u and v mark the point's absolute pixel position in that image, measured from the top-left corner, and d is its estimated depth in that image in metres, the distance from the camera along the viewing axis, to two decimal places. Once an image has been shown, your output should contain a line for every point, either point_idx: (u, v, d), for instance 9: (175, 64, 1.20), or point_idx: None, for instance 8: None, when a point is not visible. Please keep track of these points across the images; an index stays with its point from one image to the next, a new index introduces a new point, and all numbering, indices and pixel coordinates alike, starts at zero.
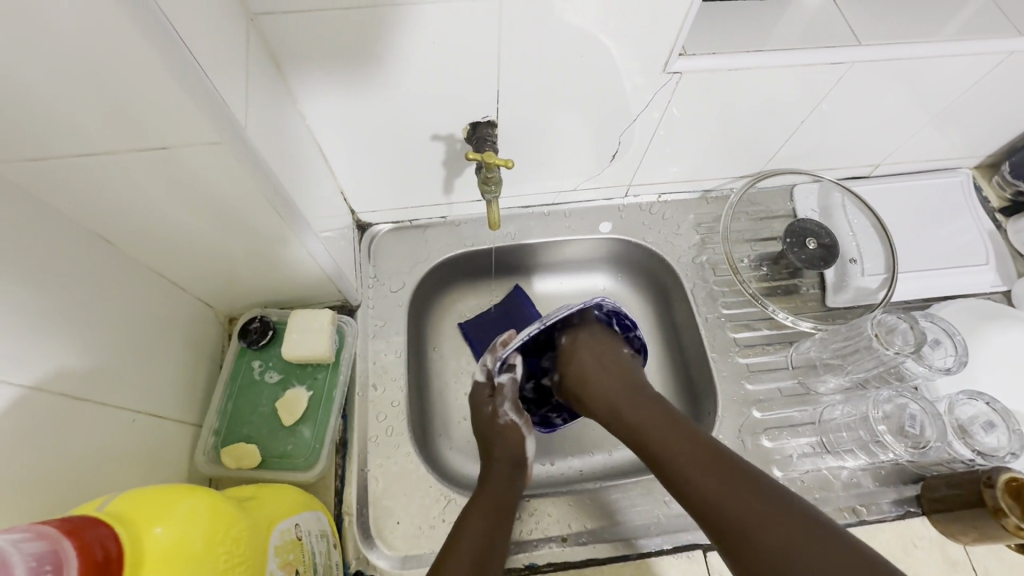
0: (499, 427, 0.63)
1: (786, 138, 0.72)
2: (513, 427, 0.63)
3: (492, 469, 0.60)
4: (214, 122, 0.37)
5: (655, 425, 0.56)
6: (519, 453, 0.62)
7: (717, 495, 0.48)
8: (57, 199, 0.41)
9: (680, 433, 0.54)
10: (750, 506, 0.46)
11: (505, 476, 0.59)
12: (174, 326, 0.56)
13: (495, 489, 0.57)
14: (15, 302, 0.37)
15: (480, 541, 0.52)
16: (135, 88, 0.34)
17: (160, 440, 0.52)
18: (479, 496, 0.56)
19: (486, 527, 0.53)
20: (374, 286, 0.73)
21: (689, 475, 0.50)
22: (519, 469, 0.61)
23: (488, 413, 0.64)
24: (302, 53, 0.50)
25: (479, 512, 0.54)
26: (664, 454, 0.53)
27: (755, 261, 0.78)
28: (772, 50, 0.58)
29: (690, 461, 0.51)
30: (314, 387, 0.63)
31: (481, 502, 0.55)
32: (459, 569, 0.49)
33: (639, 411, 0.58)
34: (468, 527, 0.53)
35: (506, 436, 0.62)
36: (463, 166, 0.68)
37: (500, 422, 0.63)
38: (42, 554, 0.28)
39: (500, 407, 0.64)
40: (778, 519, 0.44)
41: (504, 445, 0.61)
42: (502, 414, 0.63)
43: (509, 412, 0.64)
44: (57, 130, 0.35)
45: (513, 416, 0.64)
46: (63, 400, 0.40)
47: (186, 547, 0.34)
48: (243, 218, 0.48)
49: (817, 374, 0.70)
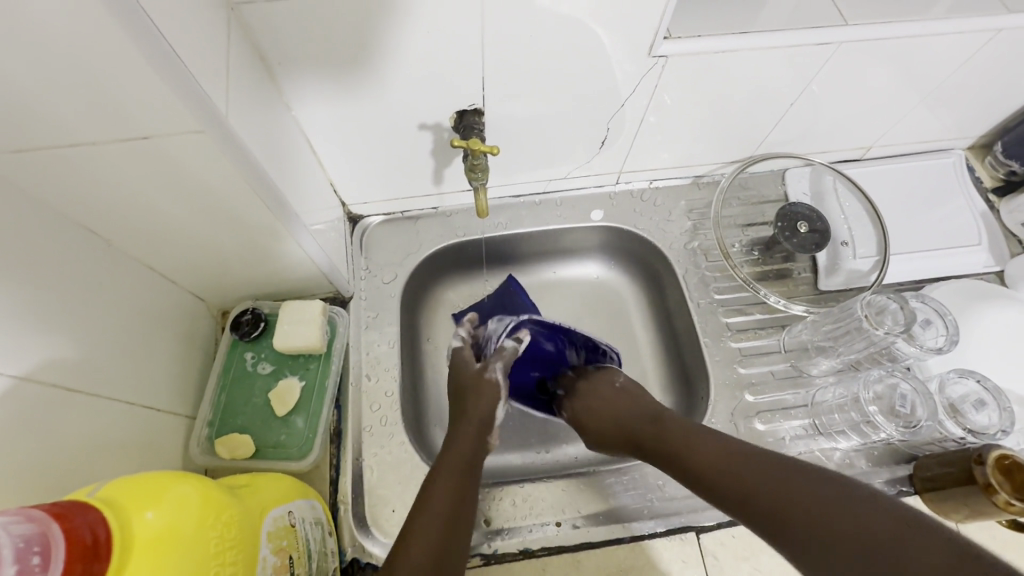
0: (479, 380, 0.61)
1: (777, 121, 0.72)
2: (497, 384, 0.61)
3: (460, 429, 0.58)
4: (194, 111, 0.37)
5: (678, 434, 0.55)
6: (490, 412, 0.60)
7: (743, 479, 0.47)
8: (38, 188, 0.41)
9: (698, 432, 0.54)
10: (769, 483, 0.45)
11: (471, 438, 0.57)
12: (165, 320, 0.56)
13: (463, 450, 0.56)
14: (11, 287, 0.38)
15: (451, 503, 0.50)
16: (112, 79, 0.34)
17: (153, 432, 0.52)
18: (445, 459, 0.54)
19: (457, 485, 0.52)
20: (367, 278, 0.73)
21: (710, 472, 0.50)
22: (488, 430, 0.60)
23: (473, 371, 0.63)
24: (289, 48, 0.51)
25: (446, 474, 0.52)
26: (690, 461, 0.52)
27: (747, 246, 0.78)
28: (759, 31, 0.58)
29: (714, 456, 0.50)
30: (307, 377, 0.63)
31: (448, 466, 0.53)
32: (427, 527, 0.47)
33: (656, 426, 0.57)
34: (438, 485, 0.51)
35: (478, 393, 0.61)
36: (452, 156, 0.68)
37: (485, 376, 0.62)
38: (30, 537, 0.28)
39: (490, 363, 0.63)
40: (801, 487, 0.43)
41: (480, 403, 0.59)
42: (489, 369, 0.62)
43: (498, 369, 0.63)
44: (33, 120, 0.35)
45: (501, 374, 0.62)
46: (53, 391, 0.41)
47: (176, 531, 0.34)
48: (229, 209, 0.48)
49: (809, 356, 0.70)
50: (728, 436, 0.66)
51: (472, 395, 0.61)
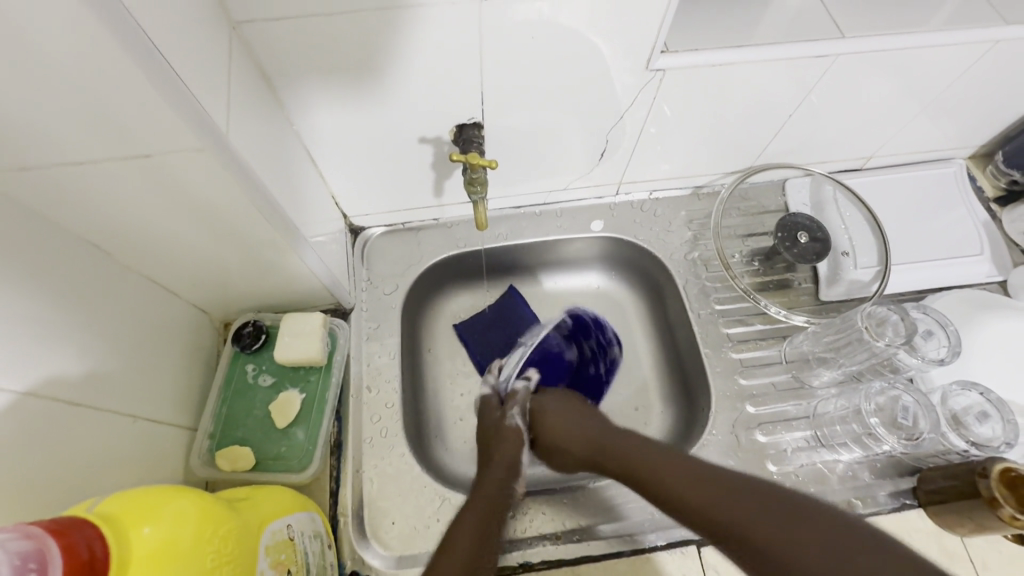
0: (502, 428, 0.63)
1: (776, 131, 0.72)
2: (516, 431, 0.63)
3: (490, 469, 0.60)
4: (195, 129, 0.38)
5: (636, 457, 0.53)
6: (517, 458, 0.61)
7: (701, 505, 0.45)
8: (43, 205, 0.42)
9: (657, 449, 0.53)
10: (731, 493, 0.44)
11: (498, 478, 0.59)
12: (167, 332, 0.57)
13: (488, 490, 0.57)
14: (22, 308, 0.39)
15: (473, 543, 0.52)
16: (115, 99, 0.34)
17: (155, 445, 0.52)
18: (473, 497, 0.56)
19: (479, 527, 0.53)
20: (368, 289, 0.74)
21: (667, 489, 0.48)
22: (517, 474, 0.60)
23: (495, 419, 0.65)
24: (291, 64, 0.51)
25: (472, 513, 0.54)
26: (650, 482, 0.50)
27: (747, 256, 0.78)
28: (757, 44, 0.59)
29: (671, 478, 0.49)
30: (308, 389, 0.63)
31: (474, 504, 0.55)
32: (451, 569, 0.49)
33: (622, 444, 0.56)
34: (461, 526, 0.53)
35: (505, 438, 0.62)
36: (452, 168, 0.69)
37: (506, 424, 0.63)
38: (27, 553, 0.28)
39: (509, 411, 0.64)
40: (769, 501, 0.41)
41: (505, 446, 0.61)
42: (510, 416, 0.64)
43: (516, 416, 0.64)
44: (40, 139, 0.36)
45: (519, 421, 0.64)
46: (57, 405, 0.41)
47: (173, 547, 0.34)
48: (230, 224, 0.49)
49: (810, 367, 0.70)
50: (729, 448, 0.65)
51: (498, 440, 0.62)
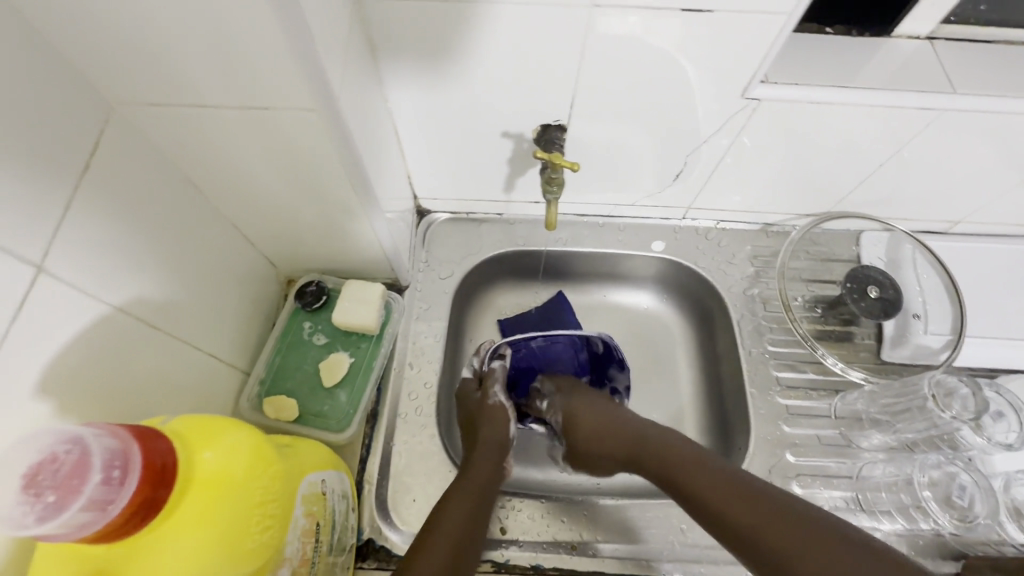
0: (486, 407, 0.62)
1: (861, 180, 0.70)
2: (501, 407, 0.63)
3: (479, 453, 0.59)
4: (314, 93, 0.40)
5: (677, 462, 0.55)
6: (503, 436, 0.61)
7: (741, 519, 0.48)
8: (159, 138, 0.45)
9: (718, 475, 0.52)
10: (760, 516, 0.47)
11: (492, 464, 0.58)
12: (238, 278, 0.60)
13: (479, 475, 0.56)
14: (125, 230, 0.42)
15: (466, 524, 0.51)
16: (252, 58, 0.37)
17: (210, 379, 0.55)
18: (465, 478, 0.56)
19: (468, 510, 0.52)
20: (424, 271, 0.75)
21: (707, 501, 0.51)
22: (503, 455, 0.60)
23: (476, 399, 0.64)
24: (400, 45, 0.54)
25: (464, 497, 0.53)
26: (689, 486, 0.53)
27: (810, 302, 0.75)
28: (859, 87, 0.57)
29: (713, 489, 0.51)
30: (356, 355, 0.65)
31: (467, 488, 0.55)
32: (441, 546, 0.48)
33: (659, 449, 0.58)
34: (452, 507, 0.52)
35: (492, 418, 0.62)
36: (527, 166, 0.70)
37: (489, 403, 0.63)
38: (113, 451, 0.31)
39: (490, 390, 0.64)
40: (821, 547, 0.43)
41: (492, 426, 0.61)
42: (492, 395, 0.63)
43: (498, 394, 0.64)
44: (174, 81, 0.39)
45: (502, 398, 0.63)
46: (140, 325, 0.44)
47: (228, 473, 0.36)
48: (317, 184, 0.51)
49: (861, 428, 0.67)
50: None
51: (486, 421, 0.62)
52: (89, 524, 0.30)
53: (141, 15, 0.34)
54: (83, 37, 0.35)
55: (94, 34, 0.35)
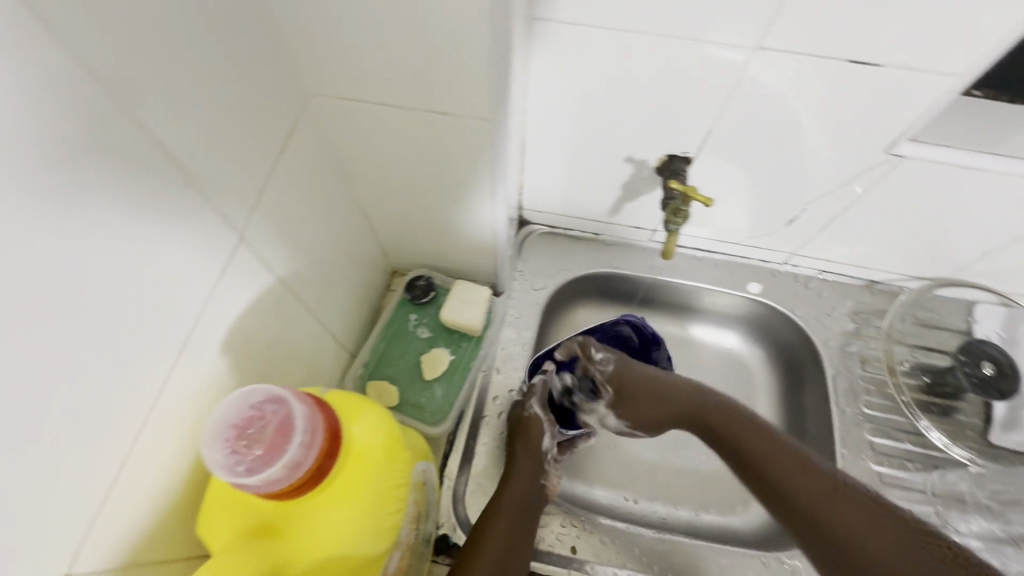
0: (523, 419, 0.62)
1: (991, 251, 0.67)
2: (537, 420, 0.62)
3: (518, 464, 0.59)
4: (493, 103, 0.42)
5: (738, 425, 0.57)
6: (539, 450, 0.61)
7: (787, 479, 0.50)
8: (330, 125, 0.48)
9: (783, 444, 0.53)
10: (810, 483, 0.49)
11: (527, 479, 0.58)
12: (357, 263, 0.63)
13: (517, 490, 0.56)
14: (292, 206, 0.45)
15: (508, 541, 0.52)
16: (449, 65, 0.39)
17: (321, 353, 0.58)
18: (505, 494, 0.56)
19: (509, 527, 0.53)
20: (519, 279, 0.77)
21: (757, 455, 0.54)
22: (541, 470, 0.60)
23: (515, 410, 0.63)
24: (549, 63, 0.56)
25: (506, 514, 0.54)
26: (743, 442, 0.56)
27: (914, 370, 0.71)
28: (1015, 155, 0.55)
29: (768, 448, 0.54)
30: (457, 353, 0.68)
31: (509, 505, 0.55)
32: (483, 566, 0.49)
33: (719, 408, 0.60)
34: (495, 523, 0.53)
35: (527, 431, 0.61)
36: (640, 192, 0.70)
37: (524, 415, 0.62)
38: (307, 419, 0.36)
39: (528, 402, 0.63)
40: (865, 514, 0.45)
41: (527, 440, 0.60)
42: (529, 407, 0.63)
43: (536, 406, 0.63)
44: (365, 76, 0.42)
45: (538, 411, 0.62)
46: (285, 295, 0.47)
47: (369, 450, 0.40)
48: (457, 187, 0.53)
49: (963, 511, 0.63)
50: None
51: (523, 434, 0.61)
52: (276, 480, 0.34)
53: (361, 17, 0.37)
54: (302, 29, 0.39)
55: (313, 26, 0.38)
